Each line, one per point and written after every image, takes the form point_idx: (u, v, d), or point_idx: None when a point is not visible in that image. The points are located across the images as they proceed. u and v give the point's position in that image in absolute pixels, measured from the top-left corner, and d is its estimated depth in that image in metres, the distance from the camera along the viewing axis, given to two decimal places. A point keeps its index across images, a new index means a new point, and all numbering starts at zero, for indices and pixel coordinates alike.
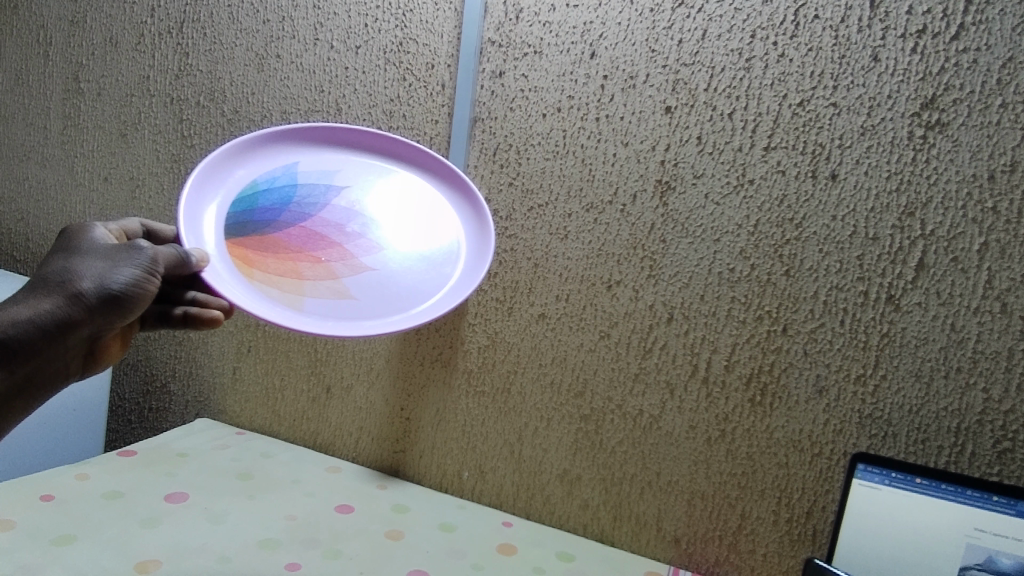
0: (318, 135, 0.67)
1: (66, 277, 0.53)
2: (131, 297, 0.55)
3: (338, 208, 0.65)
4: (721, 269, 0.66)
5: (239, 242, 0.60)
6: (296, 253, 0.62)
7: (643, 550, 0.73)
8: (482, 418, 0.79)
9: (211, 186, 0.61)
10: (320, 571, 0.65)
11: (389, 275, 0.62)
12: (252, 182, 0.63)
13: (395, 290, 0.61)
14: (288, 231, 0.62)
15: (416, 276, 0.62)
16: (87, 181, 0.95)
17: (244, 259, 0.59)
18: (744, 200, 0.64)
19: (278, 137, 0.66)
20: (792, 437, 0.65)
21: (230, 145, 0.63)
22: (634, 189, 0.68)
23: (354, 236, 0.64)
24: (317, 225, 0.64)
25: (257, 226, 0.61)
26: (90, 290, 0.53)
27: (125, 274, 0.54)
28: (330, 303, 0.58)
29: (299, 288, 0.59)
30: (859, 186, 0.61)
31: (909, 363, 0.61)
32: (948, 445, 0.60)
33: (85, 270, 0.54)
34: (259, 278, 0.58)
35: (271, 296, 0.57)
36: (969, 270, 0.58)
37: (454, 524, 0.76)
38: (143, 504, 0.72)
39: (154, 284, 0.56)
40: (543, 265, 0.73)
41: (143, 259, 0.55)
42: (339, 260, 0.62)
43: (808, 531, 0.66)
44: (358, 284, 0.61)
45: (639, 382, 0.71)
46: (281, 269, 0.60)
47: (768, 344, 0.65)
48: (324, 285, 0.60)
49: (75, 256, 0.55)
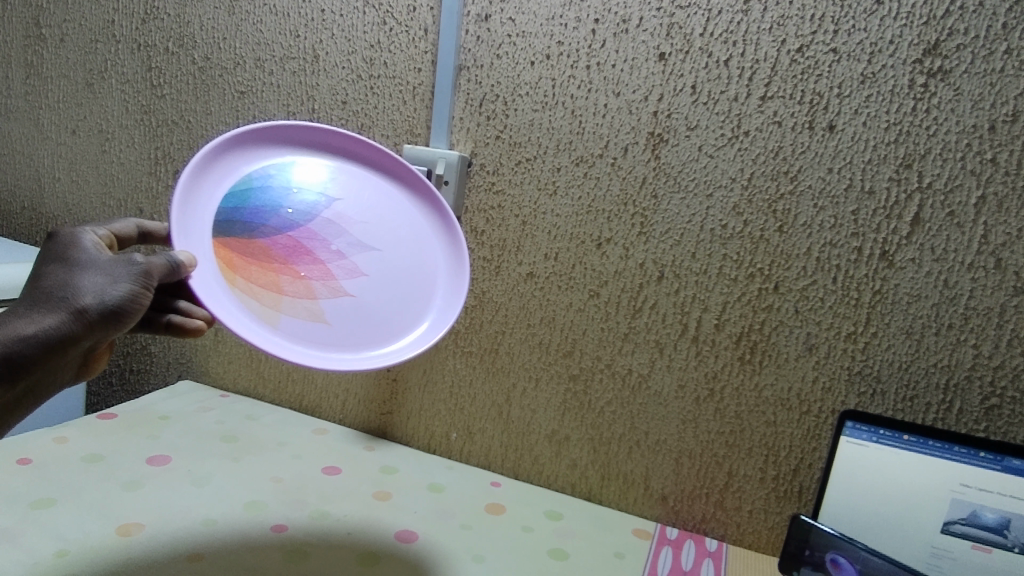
0: (322, 139, 0.64)
1: (60, 292, 0.47)
2: (125, 314, 0.49)
3: (327, 221, 0.62)
4: (713, 225, 0.64)
5: (225, 243, 0.57)
6: (279, 265, 0.59)
7: (631, 508, 0.74)
8: (470, 379, 0.78)
9: (208, 173, 0.57)
10: (307, 530, 0.64)
11: (366, 302, 0.59)
12: (247, 175, 0.59)
13: (370, 320, 0.58)
14: (275, 239, 0.60)
15: (392, 307, 0.60)
16: (56, 135, 0.91)
17: (228, 263, 0.56)
18: (739, 152, 0.62)
19: (291, 131, 0.62)
20: (781, 395, 0.65)
21: (243, 131, 0.59)
22: (625, 141, 0.66)
23: (339, 254, 0.61)
24: (304, 236, 0.61)
25: (246, 226, 0.58)
26: (86, 306, 0.47)
27: (121, 288, 0.48)
28: (305, 326, 0.55)
29: (278, 304, 0.56)
30: (858, 137, 0.59)
31: (901, 319, 0.60)
32: (936, 402, 0.60)
33: (83, 284, 0.48)
34: (240, 287, 0.55)
35: (249, 308, 0.54)
36: (965, 225, 0.57)
37: (443, 484, 0.75)
38: (124, 467, 0.71)
39: (149, 298, 0.50)
40: (531, 223, 0.71)
41: (136, 271, 0.49)
42: (320, 280, 0.59)
43: (794, 488, 0.66)
44: (335, 311, 0.58)
45: (628, 342, 0.70)
46: (262, 280, 0.57)
47: (760, 302, 0.64)
48: (301, 304, 0.57)
49: (68, 266, 0.49)
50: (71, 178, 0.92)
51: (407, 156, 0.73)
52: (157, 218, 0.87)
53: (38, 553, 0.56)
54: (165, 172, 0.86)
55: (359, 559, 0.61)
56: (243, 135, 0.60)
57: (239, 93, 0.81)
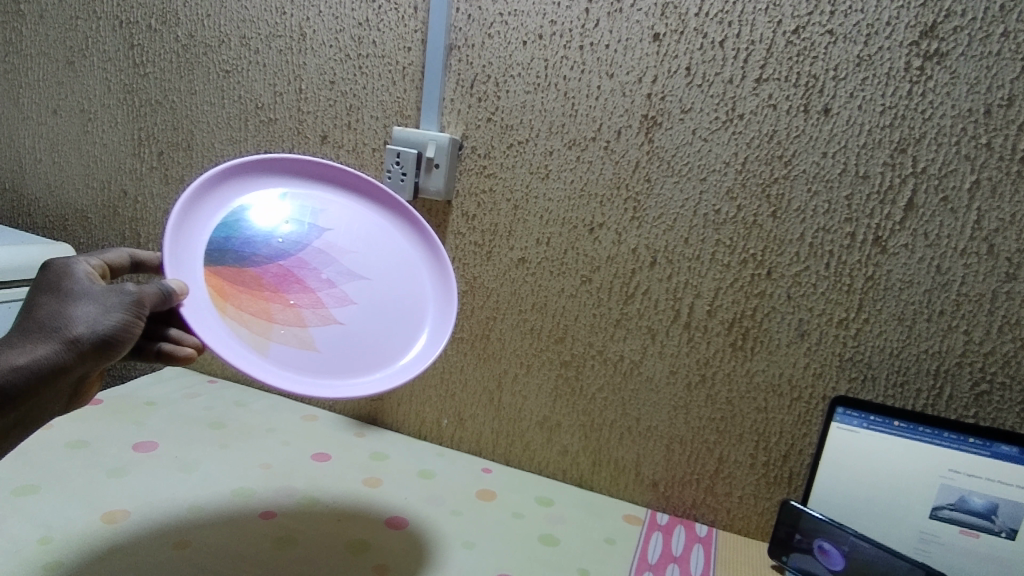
0: (319, 171, 0.65)
1: (51, 323, 0.45)
2: (116, 343, 0.48)
3: (317, 250, 0.61)
4: (706, 210, 0.64)
5: (217, 270, 0.55)
6: (269, 294, 0.58)
7: (621, 493, 0.74)
8: (461, 365, 0.78)
9: (201, 204, 0.57)
10: (296, 517, 0.64)
11: (355, 331, 0.58)
12: (242, 204, 0.59)
13: (359, 348, 0.57)
14: (266, 267, 0.59)
15: (381, 336, 0.59)
16: (35, 114, 0.89)
17: (219, 291, 0.55)
18: (734, 136, 0.62)
19: (289, 165, 0.63)
20: (771, 380, 0.65)
21: (243, 161, 0.60)
22: (618, 124, 0.65)
23: (328, 283, 0.60)
24: (294, 265, 0.60)
25: (237, 255, 0.57)
26: (78, 336, 0.45)
27: (113, 318, 0.47)
28: (294, 353, 0.54)
29: (268, 332, 0.54)
30: (852, 121, 0.58)
31: (893, 306, 0.60)
32: (926, 388, 0.60)
33: (77, 314, 0.47)
34: (230, 314, 0.54)
35: (239, 335, 0.52)
36: (958, 210, 0.57)
37: (433, 471, 0.75)
38: (110, 453, 0.70)
39: (140, 327, 0.49)
40: (523, 207, 0.70)
41: (127, 300, 0.48)
42: (310, 307, 0.58)
43: (785, 473, 0.66)
44: (325, 338, 0.56)
45: (620, 328, 0.69)
46: (253, 307, 0.56)
47: (752, 288, 0.64)
48: (292, 332, 0.56)
49: (60, 296, 0.48)
50: (53, 160, 0.90)
51: (396, 139, 0.72)
52: (142, 200, 0.86)
53: (20, 540, 0.55)
54: (148, 153, 0.84)
55: (349, 546, 0.60)
56: (242, 166, 0.61)
57: (224, 72, 0.79)
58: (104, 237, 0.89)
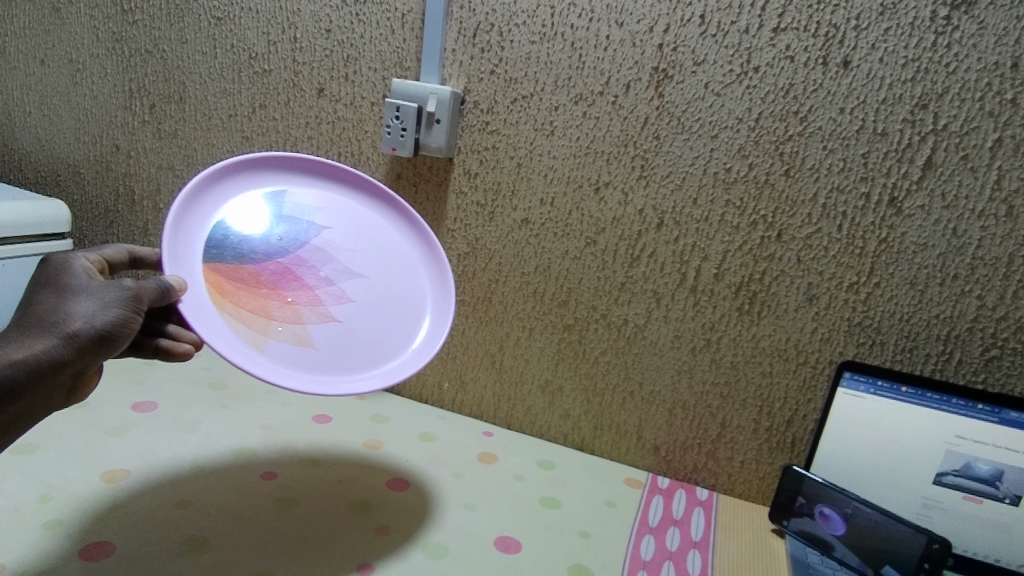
0: (324, 170, 0.64)
1: (50, 318, 0.45)
2: (116, 338, 0.47)
3: (315, 249, 0.61)
4: (717, 169, 0.62)
5: (215, 268, 0.55)
6: (267, 291, 0.57)
7: (623, 457, 0.73)
8: (462, 328, 0.77)
9: (203, 199, 0.56)
10: (296, 479, 0.63)
11: (353, 330, 0.57)
12: (244, 200, 0.59)
13: (356, 347, 0.56)
14: (264, 265, 0.58)
15: (377, 336, 0.57)
16: (23, 65, 0.87)
17: (217, 287, 0.54)
18: (748, 90, 0.59)
19: (294, 163, 0.62)
20: (778, 346, 0.64)
21: (248, 157, 0.59)
22: (627, 78, 0.63)
23: (327, 281, 0.60)
24: (292, 263, 0.59)
25: (236, 252, 0.56)
26: (76, 331, 0.45)
27: (110, 312, 0.47)
28: (292, 350, 0.53)
29: (266, 329, 0.54)
30: (872, 75, 0.56)
31: (905, 269, 0.58)
32: (935, 353, 0.59)
33: (74, 309, 0.46)
34: (228, 310, 0.53)
35: (237, 332, 0.51)
36: (978, 169, 0.55)
37: (434, 433, 0.75)
38: (109, 413, 0.70)
39: (139, 322, 0.48)
40: (526, 165, 0.68)
41: (125, 295, 0.47)
42: (308, 305, 0.57)
43: (787, 439, 0.65)
44: (322, 337, 0.55)
45: (625, 292, 0.68)
46: (251, 304, 0.55)
47: (761, 251, 0.62)
48: (290, 329, 0.55)
49: (59, 292, 0.47)
50: (42, 112, 0.87)
51: (396, 92, 0.69)
52: (135, 155, 0.84)
53: (21, 498, 0.55)
54: (140, 106, 0.82)
55: (351, 507, 0.60)
56: (248, 161, 0.60)
57: (216, 20, 0.76)
58: (98, 194, 0.87)
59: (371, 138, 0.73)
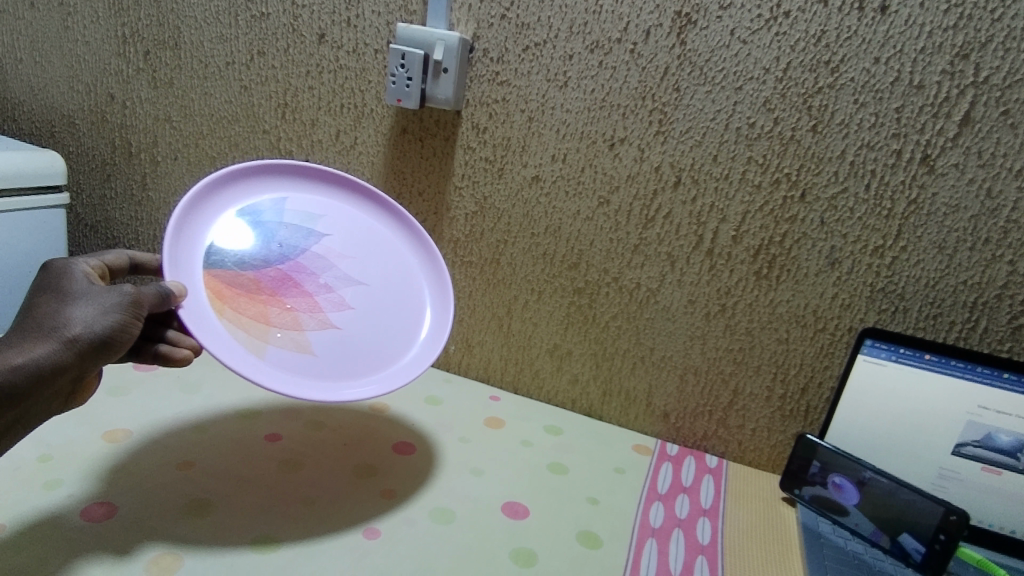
0: (328, 178, 0.63)
1: (49, 322, 0.43)
2: (115, 344, 0.45)
3: (316, 256, 0.59)
4: (739, 124, 0.58)
5: (214, 275, 0.54)
6: (267, 296, 0.55)
7: (631, 424, 0.72)
8: (469, 291, 0.74)
9: (206, 206, 0.56)
10: (299, 441, 0.62)
11: (351, 337, 0.55)
12: (246, 208, 0.58)
13: (352, 354, 0.54)
14: (263, 270, 0.57)
15: (374, 344, 0.56)
16: (12, 8, 0.83)
17: (216, 294, 0.53)
18: (776, 37, 0.56)
19: (297, 172, 0.62)
20: (795, 312, 0.61)
21: (251, 165, 0.59)
22: (647, 23, 0.59)
23: (327, 288, 0.58)
24: (292, 269, 0.58)
25: (235, 258, 0.56)
26: (76, 335, 0.43)
27: (110, 317, 0.45)
28: (290, 358, 0.51)
29: (265, 335, 0.52)
30: (911, 21, 0.52)
31: (934, 233, 0.55)
32: (960, 321, 0.57)
33: (74, 314, 0.44)
34: (227, 318, 0.51)
35: (235, 340, 0.50)
36: (1019, 126, 0.51)
37: (441, 397, 0.73)
38: (110, 373, 0.68)
39: (138, 328, 0.47)
40: (538, 119, 0.65)
41: (125, 300, 0.46)
42: (308, 311, 0.56)
43: (801, 406, 0.64)
44: (321, 345, 0.54)
45: (638, 254, 0.65)
46: (250, 310, 0.54)
47: (783, 213, 0.59)
48: (289, 336, 0.53)
49: (57, 297, 0.46)
50: (34, 60, 0.84)
51: (400, 37, 0.65)
52: (130, 105, 0.81)
53: (20, 458, 0.54)
54: (135, 53, 0.79)
55: (355, 470, 0.59)
56: (252, 170, 0.59)
57: None
58: (93, 147, 0.84)
59: (375, 89, 0.70)
